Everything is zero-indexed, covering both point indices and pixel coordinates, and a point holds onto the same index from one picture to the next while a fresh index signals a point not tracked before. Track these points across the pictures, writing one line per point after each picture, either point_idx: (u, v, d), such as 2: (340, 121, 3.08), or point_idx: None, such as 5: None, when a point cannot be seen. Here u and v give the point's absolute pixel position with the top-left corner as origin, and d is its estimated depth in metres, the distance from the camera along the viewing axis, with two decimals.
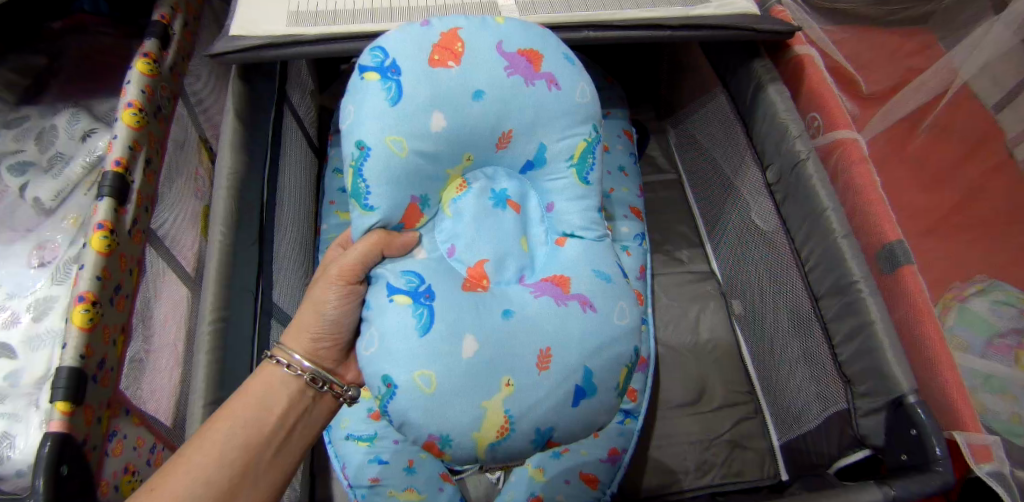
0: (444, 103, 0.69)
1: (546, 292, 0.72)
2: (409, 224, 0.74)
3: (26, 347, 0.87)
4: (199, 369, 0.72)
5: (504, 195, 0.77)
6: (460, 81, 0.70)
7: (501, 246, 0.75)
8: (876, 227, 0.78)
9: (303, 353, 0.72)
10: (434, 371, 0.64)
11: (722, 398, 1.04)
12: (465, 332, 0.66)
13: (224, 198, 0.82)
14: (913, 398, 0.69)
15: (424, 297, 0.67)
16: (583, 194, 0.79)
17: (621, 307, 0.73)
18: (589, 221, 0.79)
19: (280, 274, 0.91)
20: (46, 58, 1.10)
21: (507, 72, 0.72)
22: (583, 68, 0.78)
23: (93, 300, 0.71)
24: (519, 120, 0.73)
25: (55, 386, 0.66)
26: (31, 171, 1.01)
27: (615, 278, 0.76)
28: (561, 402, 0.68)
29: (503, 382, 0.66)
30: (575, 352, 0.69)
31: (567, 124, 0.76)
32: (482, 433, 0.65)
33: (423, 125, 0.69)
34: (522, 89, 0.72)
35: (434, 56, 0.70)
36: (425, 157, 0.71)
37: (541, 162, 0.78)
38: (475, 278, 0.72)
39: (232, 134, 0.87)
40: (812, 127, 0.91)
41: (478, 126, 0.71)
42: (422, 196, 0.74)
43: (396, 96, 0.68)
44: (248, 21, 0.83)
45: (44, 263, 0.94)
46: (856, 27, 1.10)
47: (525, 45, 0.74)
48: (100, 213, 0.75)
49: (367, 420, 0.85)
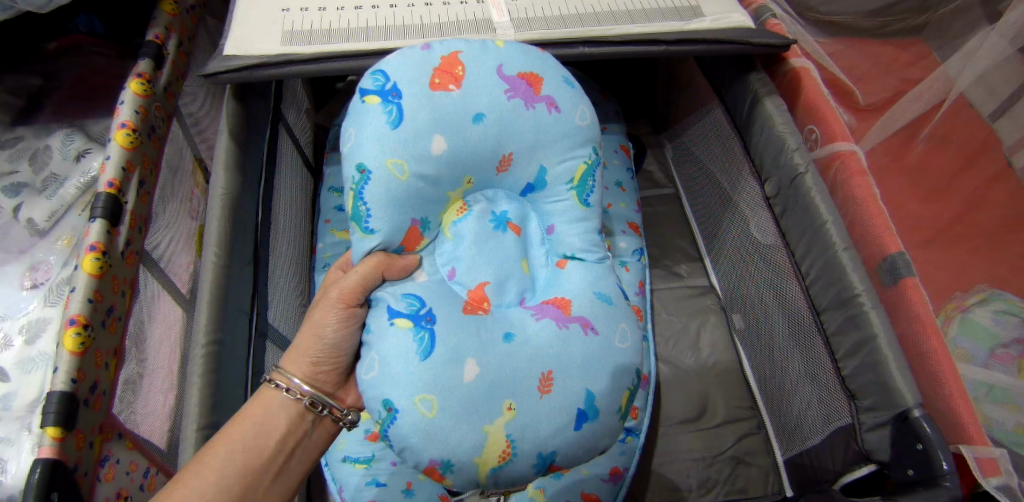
0: (444, 126, 0.70)
1: (547, 314, 0.73)
2: (409, 247, 0.74)
3: (18, 370, 0.86)
4: (192, 393, 0.70)
5: (505, 217, 0.78)
6: (460, 105, 0.70)
7: (501, 269, 0.76)
8: (877, 240, 0.77)
9: (302, 378, 0.71)
10: (435, 396, 0.64)
11: (724, 413, 1.03)
12: (466, 357, 0.67)
13: (218, 219, 0.81)
14: (919, 411, 0.68)
15: (425, 320, 0.68)
16: (583, 216, 0.80)
17: (622, 330, 0.75)
18: (589, 244, 0.79)
19: (275, 295, 0.90)
20: (40, 78, 1.09)
21: (507, 95, 0.72)
22: (582, 92, 0.79)
23: (84, 323, 0.69)
24: (519, 143, 0.74)
25: (45, 411, 0.65)
26: (25, 192, 1.00)
27: (616, 300, 0.77)
28: (562, 426, 0.68)
29: (505, 406, 0.66)
30: (577, 375, 0.70)
31: (567, 147, 0.77)
32: (484, 458, 0.65)
33: (424, 148, 0.69)
34: (522, 113, 0.73)
35: (435, 80, 0.70)
36: (426, 180, 0.71)
37: (541, 185, 0.79)
38: (476, 300, 0.73)
39: (228, 153, 0.86)
40: (810, 139, 0.90)
41: (478, 149, 0.72)
42: (422, 219, 0.74)
43: (397, 119, 0.68)
44: (241, 41, 0.83)
45: (37, 285, 0.93)
46: (853, 39, 1.11)
47: (525, 68, 0.75)
48: (93, 234, 0.74)
49: (365, 442, 0.83)
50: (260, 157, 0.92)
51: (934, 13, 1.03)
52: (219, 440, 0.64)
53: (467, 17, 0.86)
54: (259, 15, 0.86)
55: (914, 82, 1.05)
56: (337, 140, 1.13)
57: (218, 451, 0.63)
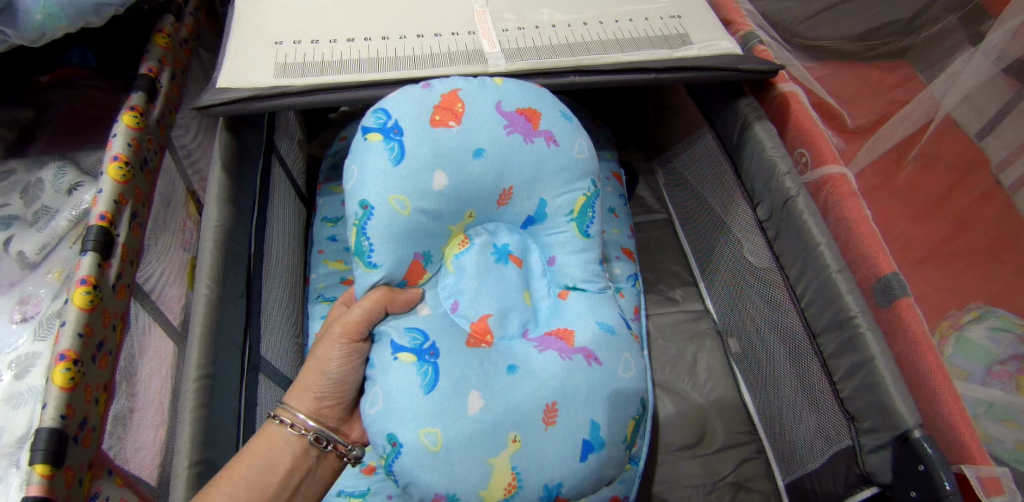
0: (445, 162, 0.70)
1: (550, 346, 0.73)
2: (412, 280, 0.74)
3: (6, 405, 0.85)
4: (183, 428, 0.69)
5: (507, 249, 0.78)
6: (460, 140, 0.71)
7: (503, 301, 0.75)
8: (871, 260, 0.78)
9: (307, 412, 0.70)
10: (439, 429, 0.64)
11: (723, 438, 1.03)
12: (470, 389, 0.67)
13: (210, 252, 0.80)
14: (919, 432, 0.67)
15: (429, 354, 0.68)
16: (584, 247, 0.80)
17: (625, 361, 0.74)
18: (590, 274, 0.80)
19: (268, 329, 0.89)
20: (33, 111, 1.09)
21: (506, 130, 0.73)
22: (580, 125, 0.80)
23: (74, 358, 0.68)
24: (519, 177, 0.75)
25: (33, 448, 0.63)
26: (16, 225, 0.99)
27: (619, 330, 0.77)
28: (568, 457, 0.68)
29: (510, 438, 0.66)
30: (583, 407, 0.69)
31: (567, 180, 0.78)
32: (490, 491, 0.65)
33: (425, 184, 0.69)
34: (522, 146, 0.74)
35: (435, 117, 0.71)
36: (428, 214, 0.71)
37: (541, 217, 0.79)
38: (479, 333, 0.73)
39: (220, 188, 0.85)
40: (801, 163, 0.91)
41: (479, 183, 0.72)
42: (425, 253, 0.74)
43: (398, 155, 0.69)
44: (235, 74, 0.83)
45: (27, 318, 0.92)
46: (838, 64, 1.13)
47: (523, 103, 0.76)
48: (84, 267, 0.73)
49: (360, 475, 0.81)
50: (254, 190, 0.92)
51: (917, 36, 1.05)
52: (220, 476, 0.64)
53: (460, 48, 0.87)
54: (254, 49, 0.87)
55: (900, 103, 1.07)
56: (329, 170, 1.14)
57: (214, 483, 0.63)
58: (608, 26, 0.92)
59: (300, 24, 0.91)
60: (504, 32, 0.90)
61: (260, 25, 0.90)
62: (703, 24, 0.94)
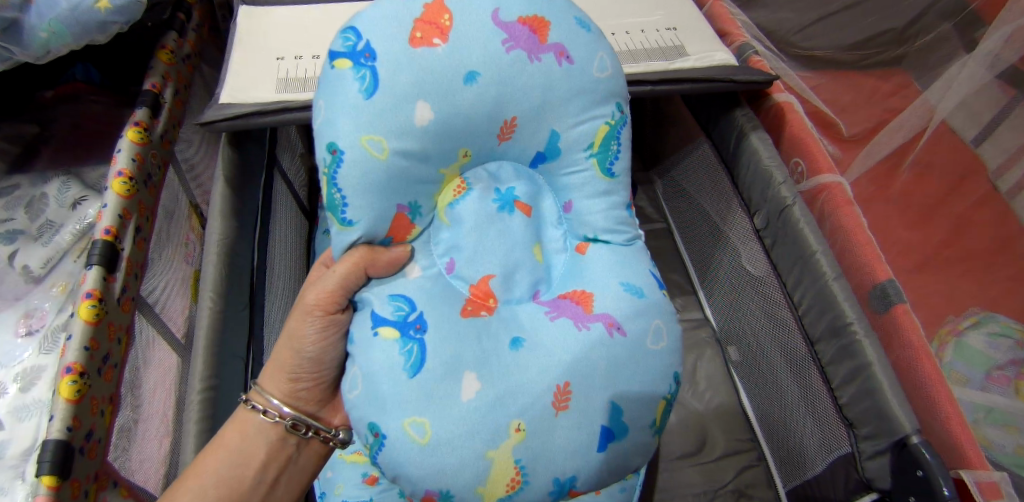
0: (430, 91, 0.61)
1: (564, 313, 0.67)
2: (397, 238, 0.68)
3: (11, 418, 0.86)
4: (189, 439, 0.70)
5: (512, 195, 0.70)
6: (449, 62, 0.61)
7: (510, 258, 0.69)
8: (866, 268, 0.79)
9: (281, 397, 0.73)
10: (427, 420, 0.60)
11: (724, 447, 1.03)
12: (464, 371, 0.62)
13: (213, 267, 0.82)
14: (918, 438, 0.67)
15: (414, 329, 0.63)
16: (608, 189, 0.72)
17: (655, 328, 0.68)
18: (615, 223, 0.72)
19: (269, 339, 0.89)
20: (38, 126, 1.10)
21: (506, 46, 0.63)
22: (600, 35, 0.69)
23: (80, 371, 0.69)
24: (524, 105, 0.65)
25: (40, 460, 0.64)
26: (21, 239, 1.00)
27: (648, 292, 0.70)
28: (584, 446, 0.63)
29: (513, 428, 0.61)
30: (599, 389, 0.64)
31: (584, 106, 0.68)
32: (490, 487, 0.60)
33: (406, 119, 0.61)
34: (525, 66, 0.63)
35: (417, 34, 0.61)
36: (410, 156, 0.63)
37: (553, 154, 0.70)
38: (480, 297, 0.68)
39: (223, 202, 0.87)
40: (796, 172, 0.92)
41: (472, 114, 0.63)
42: (411, 204, 0.67)
43: (371, 86, 0.60)
44: (237, 90, 0.85)
45: (32, 332, 0.93)
46: (832, 72, 1.16)
47: (527, 11, 0.65)
48: (89, 281, 0.74)
49: (362, 486, 0.78)
50: (256, 202, 0.92)
51: (912, 44, 1.06)
52: (222, 478, 0.67)
53: None
54: (256, 65, 0.88)
55: (896, 111, 1.07)
56: None
57: (198, 477, 0.66)
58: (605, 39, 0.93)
59: (302, 40, 0.92)
60: None
61: (261, 41, 0.92)
62: (700, 35, 0.96)
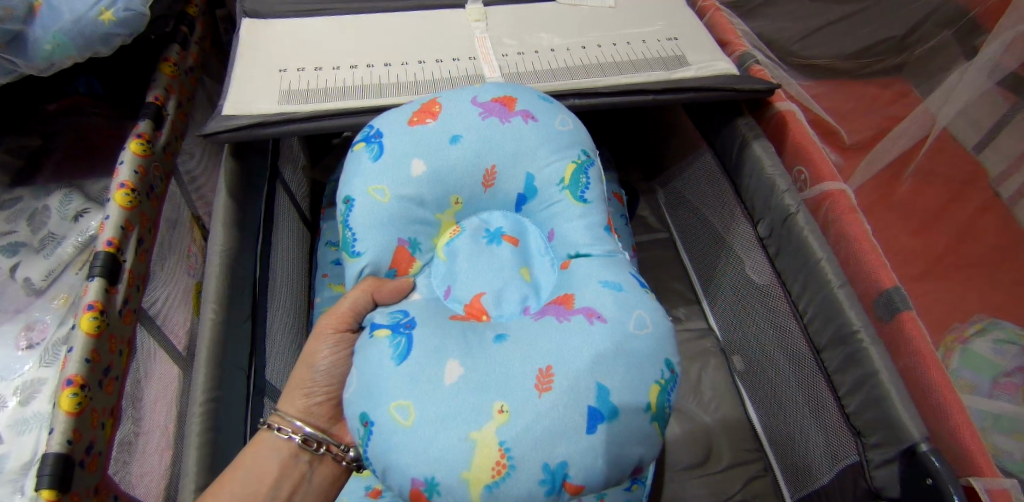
0: (422, 150, 0.73)
1: (548, 312, 0.66)
2: (401, 270, 0.75)
3: (12, 432, 0.85)
4: (190, 452, 0.69)
5: (499, 231, 0.76)
6: (437, 130, 0.74)
7: (499, 279, 0.72)
8: (869, 274, 0.78)
9: (297, 414, 0.74)
10: (411, 402, 0.59)
11: (730, 457, 1.02)
12: (448, 357, 0.62)
13: (216, 275, 0.81)
14: (926, 446, 0.66)
15: (404, 327, 0.66)
16: (584, 212, 0.75)
17: (639, 316, 0.65)
18: (595, 238, 0.73)
19: (270, 352, 0.88)
20: (41, 139, 1.11)
21: (482, 116, 0.75)
22: (563, 105, 0.80)
23: (81, 384, 0.68)
24: (500, 154, 0.74)
25: (40, 474, 0.64)
26: (23, 251, 1.00)
27: (629, 287, 0.68)
28: (572, 429, 0.58)
29: (495, 409, 0.58)
30: (585, 370, 0.60)
31: (553, 150, 0.76)
32: (475, 473, 0.57)
33: (404, 172, 0.73)
34: (499, 128, 0.74)
35: (413, 117, 0.75)
36: (409, 201, 0.73)
37: (532, 193, 0.76)
38: (474, 313, 0.70)
39: (225, 213, 0.86)
40: (800, 180, 0.91)
41: (457, 166, 0.73)
42: (411, 239, 0.75)
43: (378, 153, 0.74)
44: (239, 102, 0.84)
45: (32, 345, 0.93)
46: (835, 82, 1.14)
47: (499, 93, 0.77)
48: (91, 293, 0.74)
49: (365, 498, 0.76)
50: (258, 214, 0.92)
51: (911, 53, 1.07)
52: (239, 495, 0.67)
53: (460, 74, 0.89)
54: (257, 76, 0.88)
55: (897, 119, 1.08)
56: (333, 195, 1.15)
57: (214, 494, 0.65)
58: (606, 49, 0.93)
59: (305, 52, 0.92)
60: (504, 56, 0.92)
61: (262, 53, 0.92)
62: (700, 45, 0.96)
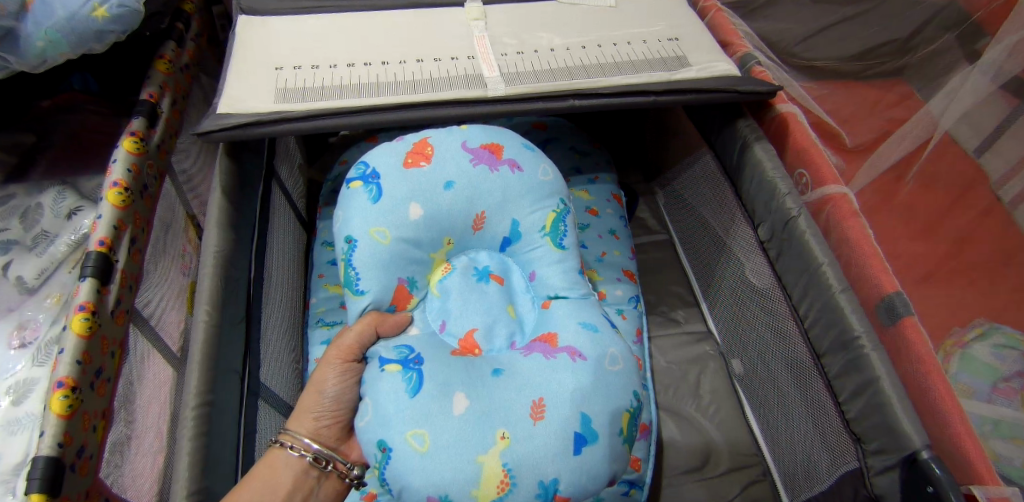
0: (418, 195, 0.77)
1: (535, 349, 0.73)
2: (400, 306, 0.79)
3: (3, 432, 0.83)
4: (183, 456, 0.66)
5: (486, 270, 0.81)
6: (430, 176, 0.77)
7: (488, 315, 0.77)
8: (872, 279, 0.77)
9: (308, 434, 0.73)
10: (427, 430, 0.64)
11: (730, 460, 1.01)
12: (455, 390, 0.67)
13: (209, 277, 0.79)
14: (927, 453, 0.65)
15: (414, 363, 0.70)
16: (562, 258, 0.82)
17: (611, 355, 0.72)
18: (571, 282, 0.80)
19: (267, 353, 0.88)
20: (34, 136, 1.09)
21: (472, 163, 0.79)
22: (542, 152, 0.86)
23: (73, 385, 0.67)
24: (489, 202, 0.79)
25: (30, 478, 0.62)
26: (15, 250, 0.98)
27: (603, 328, 0.75)
28: (561, 451, 0.65)
29: (498, 435, 0.64)
30: (570, 400, 0.67)
31: (535, 199, 0.82)
32: (482, 490, 0.63)
33: (402, 216, 0.76)
34: (487, 176, 0.79)
35: (408, 159, 0.78)
36: (407, 242, 0.77)
37: (516, 237, 0.82)
38: (467, 347, 0.75)
39: (220, 213, 0.85)
40: (801, 184, 0.91)
41: (451, 212, 0.78)
42: (409, 278, 0.79)
43: (377, 195, 0.76)
44: (235, 99, 0.83)
45: (24, 344, 0.91)
46: (834, 83, 1.13)
47: (486, 140, 0.82)
48: (83, 293, 0.73)
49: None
50: (253, 217, 0.92)
51: (914, 55, 1.06)
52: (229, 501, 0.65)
53: (459, 73, 0.87)
54: (253, 74, 0.87)
55: (899, 122, 1.06)
56: (331, 196, 1.14)
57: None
58: (607, 49, 0.92)
59: (302, 49, 0.91)
60: (503, 56, 0.91)
61: (258, 50, 0.91)
62: (701, 45, 0.95)
